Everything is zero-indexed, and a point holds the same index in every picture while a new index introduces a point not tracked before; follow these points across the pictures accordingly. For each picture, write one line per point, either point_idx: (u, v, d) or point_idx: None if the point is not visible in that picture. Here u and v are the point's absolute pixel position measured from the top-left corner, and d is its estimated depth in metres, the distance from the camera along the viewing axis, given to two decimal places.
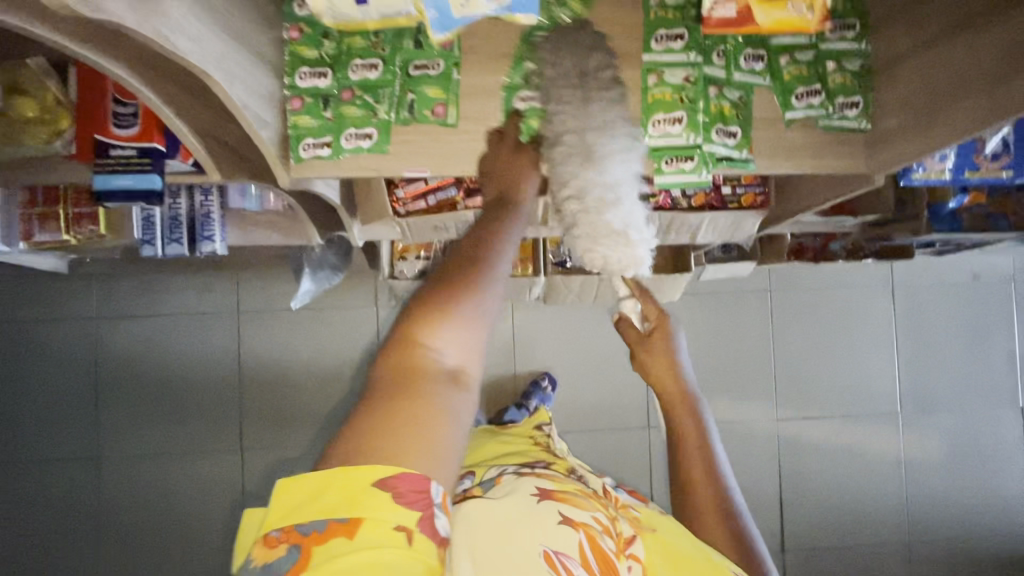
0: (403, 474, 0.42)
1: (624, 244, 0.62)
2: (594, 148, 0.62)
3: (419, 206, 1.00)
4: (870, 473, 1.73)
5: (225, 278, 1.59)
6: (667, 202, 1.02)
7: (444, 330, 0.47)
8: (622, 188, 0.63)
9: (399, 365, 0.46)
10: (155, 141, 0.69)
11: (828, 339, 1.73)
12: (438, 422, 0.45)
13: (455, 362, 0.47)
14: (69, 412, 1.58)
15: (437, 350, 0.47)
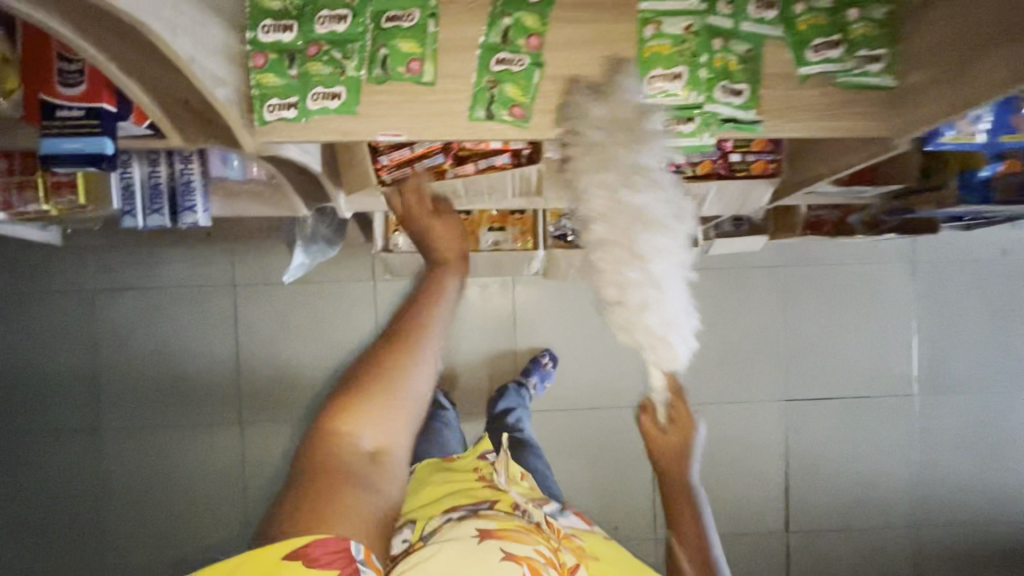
0: (312, 542, 0.56)
1: (663, 344, 0.63)
2: (645, 216, 0.61)
3: (404, 174, 0.92)
4: (880, 454, 1.68)
5: (220, 250, 1.57)
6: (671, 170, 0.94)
7: (366, 423, 0.64)
8: (665, 285, 0.62)
9: (328, 453, 0.63)
10: (104, 102, 0.68)
11: (842, 317, 1.66)
12: (360, 495, 0.62)
13: (376, 445, 0.64)
14: (71, 383, 1.59)
15: (359, 437, 0.64)
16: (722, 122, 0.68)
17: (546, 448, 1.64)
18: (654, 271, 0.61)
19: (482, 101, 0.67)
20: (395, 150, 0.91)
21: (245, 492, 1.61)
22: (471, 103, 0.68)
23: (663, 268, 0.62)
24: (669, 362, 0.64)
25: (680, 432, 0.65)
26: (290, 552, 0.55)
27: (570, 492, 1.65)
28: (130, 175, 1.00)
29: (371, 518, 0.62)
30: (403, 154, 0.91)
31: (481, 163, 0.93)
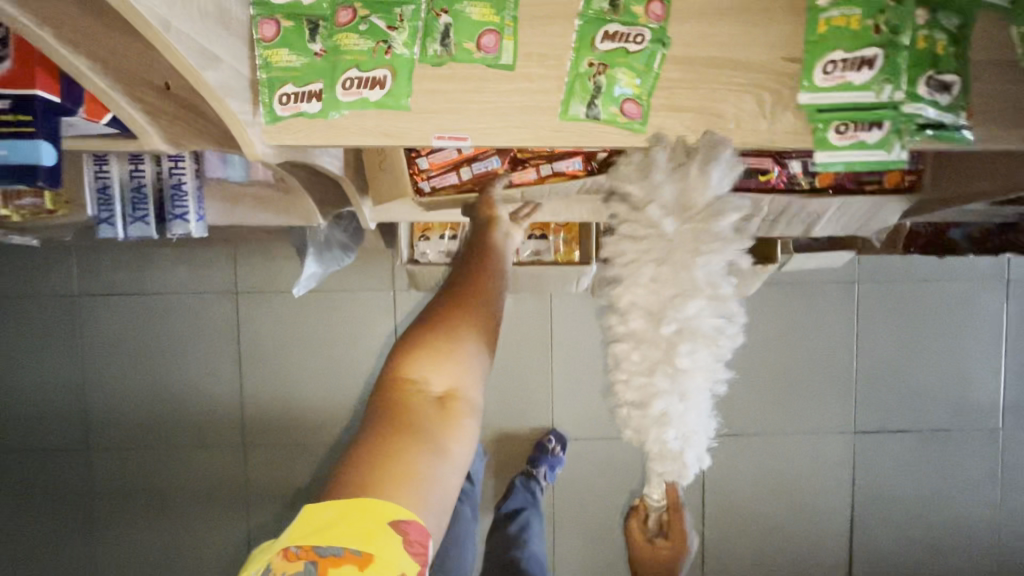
0: (412, 523, 0.42)
1: (672, 459, 0.48)
2: (691, 327, 0.47)
3: (449, 181, 0.78)
4: (959, 495, 1.49)
5: (221, 253, 1.39)
6: (784, 182, 0.76)
7: (434, 364, 0.47)
8: (694, 399, 0.48)
9: (391, 393, 0.47)
10: (38, 88, 0.52)
11: (920, 340, 1.47)
12: (431, 458, 0.44)
13: (446, 391, 0.47)
14: (54, 399, 1.43)
15: (426, 381, 0.47)
16: (920, 129, 0.48)
17: (584, 481, 1.46)
18: (687, 383, 0.47)
19: (584, 93, 0.48)
20: (440, 154, 0.77)
21: (247, 522, 1.45)
22: (564, 97, 0.48)
23: (698, 381, 0.48)
24: (677, 477, 0.49)
25: (673, 549, 0.48)
26: (388, 519, 0.42)
27: (609, 531, 1.48)
28: (107, 175, 0.82)
29: (446, 494, 0.45)
30: (450, 158, 0.77)
31: (546, 169, 0.74)
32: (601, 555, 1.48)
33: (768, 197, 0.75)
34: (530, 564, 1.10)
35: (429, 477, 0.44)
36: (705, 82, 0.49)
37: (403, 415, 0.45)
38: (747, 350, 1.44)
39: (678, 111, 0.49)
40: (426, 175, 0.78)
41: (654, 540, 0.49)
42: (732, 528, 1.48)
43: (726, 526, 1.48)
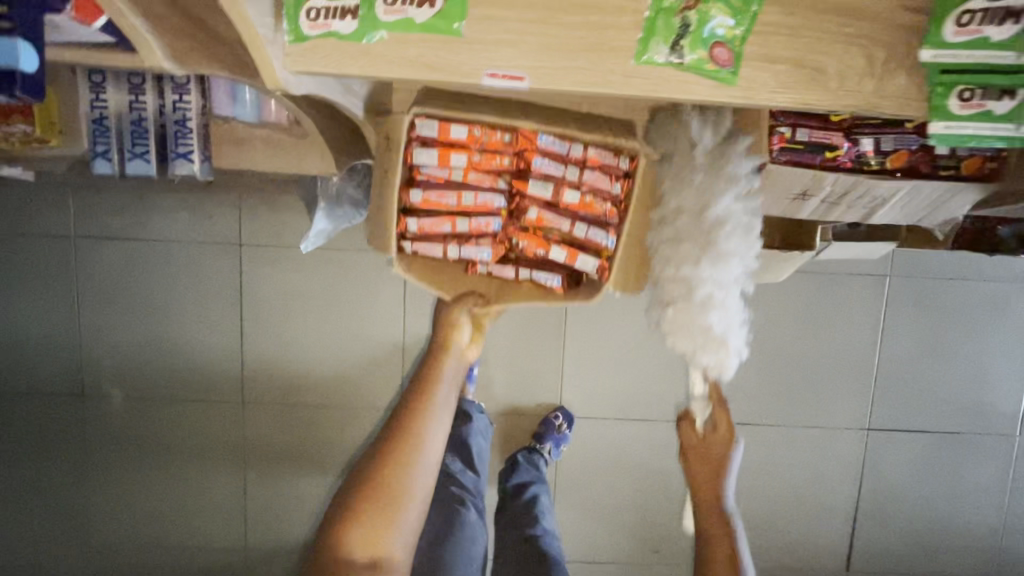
0: None
1: (718, 346, 0.67)
2: (724, 219, 0.64)
3: (431, 254, 0.77)
4: (968, 500, 1.47)
5: (225, 203, 1.32)
6: (851, 161, 0.69)
7: (358, 528, 0.69)
8: (731, 290, 0.66)
9: (331, 553, 0.69)
10: None
11: (947, 342, 1.41)
12: None
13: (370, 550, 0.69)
14: (47, 343, 1.38)
15: (352, 545, 0.69)
16: None
17: (588, 460, 1.44)
18: (725, 271, 0.64)
19: (667, 35, 0.43)
20: (429, 221, 0.75)
21: (244, 480, 1.43)
22: (643, 37, 0.43)
23: (734, 269, 0.65)
24: (720, 370, 0.68)
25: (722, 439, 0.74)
26: None
27: (609, 511, 1.46)
28: (105, 104, 0.75)
29: None
30: (440, 233, 0.75)
31: (525, 272, 0.78)
32: (599, 534, 1.47)
33: (831, 177, 0.68)
34: (551, 545, 1.08)
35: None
36: (782, 30, 0.44)
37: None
38: (767, 339, 1.39)
39: (751, 61, 0.44)
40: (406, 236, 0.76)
41: (703, 434, 0.75)
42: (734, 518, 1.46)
43: None
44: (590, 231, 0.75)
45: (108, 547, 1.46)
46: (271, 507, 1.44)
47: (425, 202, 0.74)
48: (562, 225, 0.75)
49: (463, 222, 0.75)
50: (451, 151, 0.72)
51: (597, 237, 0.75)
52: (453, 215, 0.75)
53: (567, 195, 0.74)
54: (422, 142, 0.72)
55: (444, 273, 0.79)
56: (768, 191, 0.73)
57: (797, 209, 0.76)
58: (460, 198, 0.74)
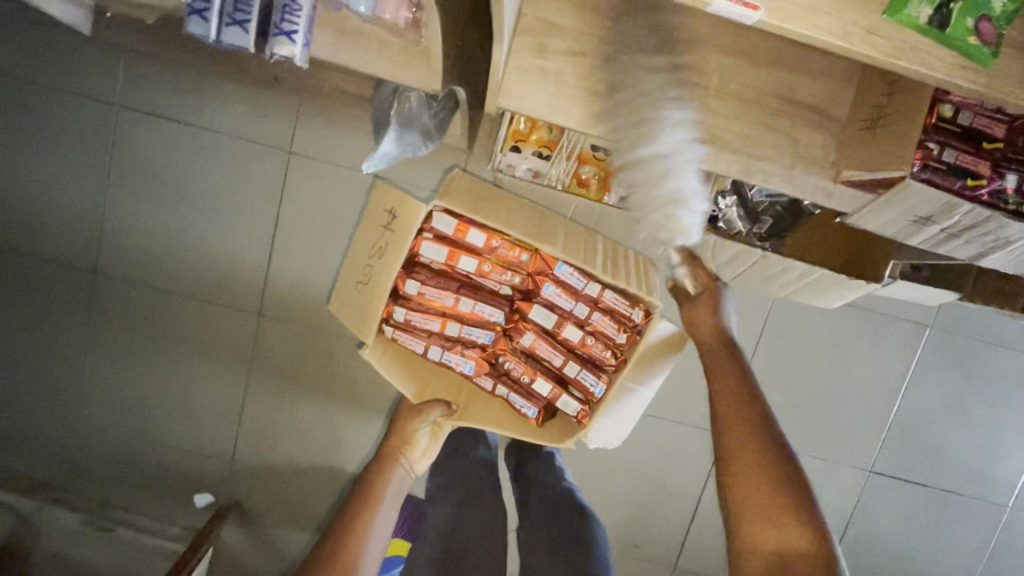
0: None
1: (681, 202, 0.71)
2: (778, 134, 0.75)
3: (411, 343, 0.95)
4: (946, 559, 1.49)
5: (284, 103, 1.25)
6: (990, 195, 0.65)
7: None
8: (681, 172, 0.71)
9: None
10: None
11: (968, 404, 1.41)
12: None
13: None
14: (67, 211, 1.31)
15: None
16: None
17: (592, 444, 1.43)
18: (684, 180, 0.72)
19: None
20: (420, 314, 0.93)
21: (242, 392, 1.39)
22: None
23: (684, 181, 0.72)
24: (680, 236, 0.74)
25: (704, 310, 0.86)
26: None
27: (600, 497, 1.46)
28: None
29: None
30: (427, 327, 0.94)
31: (507, 389, 0.97)
32: None
33: (967, 207, 0.65)
34: (580, 497, 1.08)
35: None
36: None
37: None
38: (796, 363, 1.38)
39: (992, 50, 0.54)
40: (391, 322, 0.94)
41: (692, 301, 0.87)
42: (722, 529, 1.47)
43: (714, 525, 1.47)
44: (581, 372, 0.95)
45: (91, 431, 1.42)
46: (265, 424, 1.41)
47: (422, 296, 0.92)
48: (550, 357, 0.95)
49: (454, 325, 0.94)
50: (461, 250, 0.89)
51: (588, 382, 0.94)
52: (445, 316, 0.93)
53: (566, 331, 0.93)
54: (437, 236, 0.89)
55: (421, 368, 0.99)
56: (890, 207, 0.71)
57: (913, 233, 0.73)
58: (457, 303, 0.92)
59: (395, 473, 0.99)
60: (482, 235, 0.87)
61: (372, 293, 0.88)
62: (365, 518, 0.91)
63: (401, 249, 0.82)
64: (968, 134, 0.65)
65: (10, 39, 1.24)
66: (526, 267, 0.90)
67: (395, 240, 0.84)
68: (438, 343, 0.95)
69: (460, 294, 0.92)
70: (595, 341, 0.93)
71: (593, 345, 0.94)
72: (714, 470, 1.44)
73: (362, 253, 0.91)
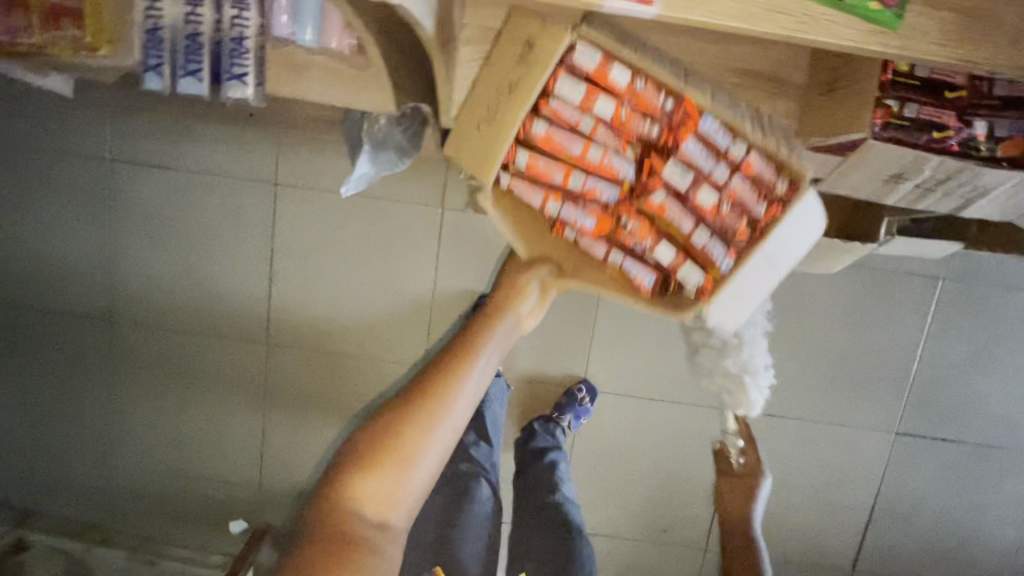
0: None
1: None
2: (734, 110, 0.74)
3: (528, 197, 0.76)
4: (991, 514, 1.44)
5: (263, 137, 1.28)
6: (960, 144, 0.63)
7: (368, 486, 0.66)
8: None
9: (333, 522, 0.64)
10: None
11: (995, 352, 1.36)
12: None
13: (377, 518, 0.65)
14: (76, 266, 1.37)
15: (361, 509, 0.65)
16: None
17: (607, 436, 1.43)
18: None
19: None
20: (540, 160, 0.73)
21: (263, 420, 1.44)
22: None
23: None
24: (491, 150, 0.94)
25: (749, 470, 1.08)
26: None
27: (621, 487, 1.45)
28: (159, 14, 0.70)
29: None
30: (547, 177, 0.73)
31: (620, 255, 0.77)
32: (610, 508, 1.47)
33: (936, 159, 0.63)
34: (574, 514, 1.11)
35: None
36: None
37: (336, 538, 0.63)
38: (806, 331, 1.35)
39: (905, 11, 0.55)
40: (510, 168, 0.74)
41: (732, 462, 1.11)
42: None
43: None
44: (710, 243, 0.72)
45: (128, 470, 1.49)
46: (287, 448, 1.45)
47: (547, 139, 0.72)
48: (678, 215, 0.73)
49: (578, 177, 0.73)
50: (600, 92, 0.69)
51: (717, 254, 0.72)
52: (569, 165, 0.73)
53: (705, 195, 0.71)
54: (572, 72, 0.69)
55: (530, 230, 0.80)
56: (859, 169, 0.68)
57: (886, 192, 0.71)
58: (585, 149, 0.72)
59: (499, 326, 0.84)
60: (627, 73, 0.68)
61: (499, 128, 0.68)
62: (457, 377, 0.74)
63: (537, 82, 0.66)
64: (926, 85, 0.63)
65: (4, 110, 1.30)
66: (667, 117, 0.70)
67: (527, 78, 0.67)
68: (557, 198, 0.75)
69: (591, 144, 0.71)
70: (732, 209, 0.71)
71: (729, 214, 0.72)
72: None
73: (479, 101, 0.72)
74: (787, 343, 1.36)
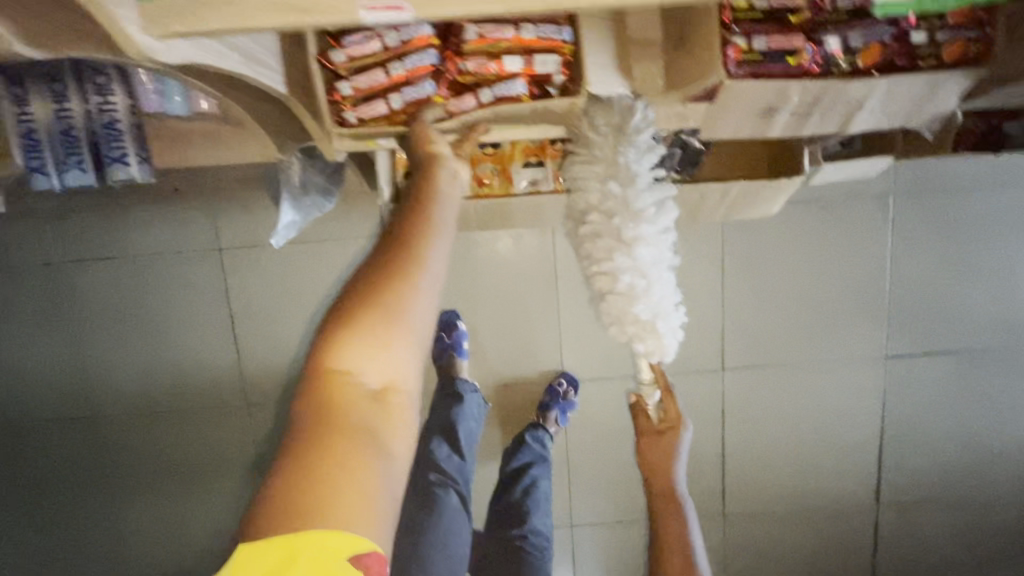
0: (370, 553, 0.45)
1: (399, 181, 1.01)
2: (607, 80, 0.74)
3: (377, 115, 0.64)
4: (1001, 418, 1.41)
5: (197, 208, 1.30)
6: (817, 64, 0.62)
7: (352, 359, 0.49)
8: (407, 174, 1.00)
9: (320, 407, 0.48)
10: None
11: (968, 257, 1.33)
12: (369, 490, 0.46)
13: (377, 385, 0.49)
14: (50, 371, 1.40)
15: (353, 380, 0.49)
16: None
17: (600, 424, 1.42)
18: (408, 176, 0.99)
19: None
20: (357, 79, 0.63)
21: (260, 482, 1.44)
22: None
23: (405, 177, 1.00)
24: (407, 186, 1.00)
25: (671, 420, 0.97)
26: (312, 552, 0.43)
27: (626, 470, 1.44)
28: (31, 118, 0.71)
29: (387, 483, 0.47)
30: (375, 82, 0.63)
31: (487, 95, 0.64)
32: (619, 492, 1.45)
33: (796, 86, 0.62)
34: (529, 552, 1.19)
35: (377, 480, 0.47)
36: None
37: (331, 428, 0.47)
38: (771, 276, 1.34)
39: None
40: (347, 107, 0.64)
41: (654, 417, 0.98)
42: (757, 461, 1.43)
43: (747, 460, 1.43)
44: (540, 28, 0.62)
45: (145, 558, 1.50)
46: None
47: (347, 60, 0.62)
48: (501, 30, 0.62)
49: (399, 63, 0.62)
50: None
51: (552, 35, 0.62)
52: (383, 63, 0.62)
53: None
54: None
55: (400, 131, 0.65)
56: (730, 110, 0.67)
57: (766, 126, 0.70)
58: (380, 38, 0.61)
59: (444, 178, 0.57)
60: None
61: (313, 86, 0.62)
62: (417, 227, 0.52)
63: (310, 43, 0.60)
64: (768, 16, 0.62)
65: None
66: None
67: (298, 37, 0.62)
68: (401, 94, 0.63)
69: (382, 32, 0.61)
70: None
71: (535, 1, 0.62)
72: (728, 408, 1.41)
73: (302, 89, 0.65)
74: (754, 292, 1.34)
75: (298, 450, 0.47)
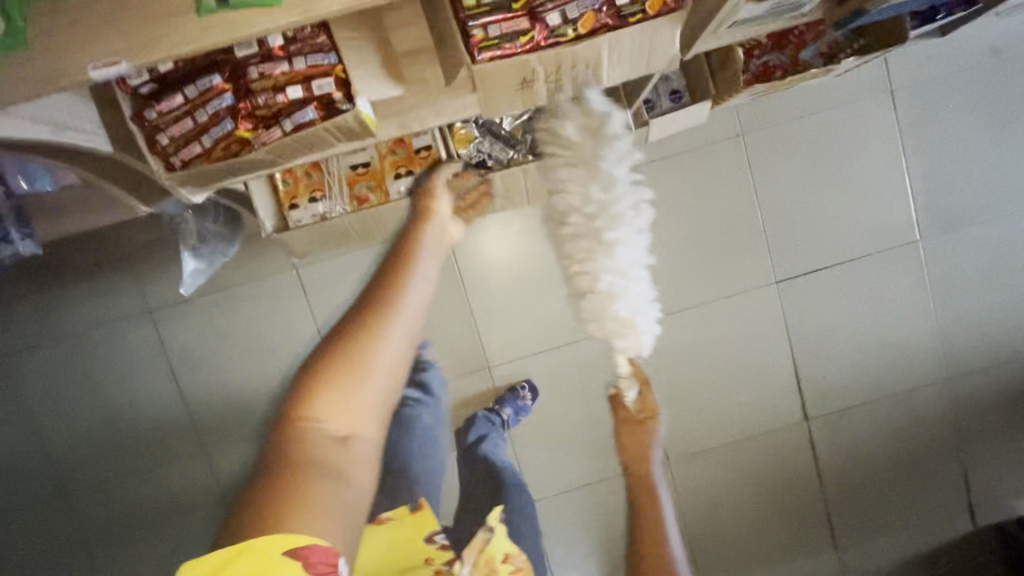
0: (312, 550, 0.54)
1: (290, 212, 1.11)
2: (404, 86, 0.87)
3: (196, 157, 0.76)
4: (899, 314, 1.52)
5: (122, 278, 1.42)
6: (545, 37, 0.74)
7: (324, 407, 0.59)
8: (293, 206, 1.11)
9: (292, 445, 0.58)
10: None
11: (825, 176, 1.46)
12: (326, 516, 0.56)
13: (342, 430, 0.59)
14: (15, 457, 1.48)
15: (322, 423, 0.59)
16: None
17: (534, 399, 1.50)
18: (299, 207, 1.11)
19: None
20: (171, 128, 0.74)
21: None
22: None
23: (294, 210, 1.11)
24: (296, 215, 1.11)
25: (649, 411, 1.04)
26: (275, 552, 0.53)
27: (569, 437, 1.52)
28: None
29: (343, 507, 0.57)
30: (186, 128, 0.74)
31: (286, 123, 0.74)
32: (568, 459, 1.53)
33: (533, 58, 0.75)
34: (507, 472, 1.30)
35: (329, 505, 0.56)
36: None
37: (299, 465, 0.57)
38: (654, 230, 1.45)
39: None
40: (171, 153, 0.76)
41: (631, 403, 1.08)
42: (686, 403, 1.52)
43: (677, 404, 1.52)
44: (309, 57, 0.72)
45: None
46: None
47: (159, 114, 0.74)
48: (279, 67, 0.72)
49: (202, 109, 0.74)
50: None
51: (321, 61, 0.72)
52: (189, 112, 0.74)
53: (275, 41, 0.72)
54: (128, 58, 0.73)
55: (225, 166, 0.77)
56: (495, 90, 0.80)
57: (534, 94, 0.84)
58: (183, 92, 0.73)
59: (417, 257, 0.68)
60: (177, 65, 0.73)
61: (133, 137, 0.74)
62: (386, 296, 0.62)
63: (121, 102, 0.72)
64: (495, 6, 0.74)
65: None
66: None
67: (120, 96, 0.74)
68: (212, 135, 0.75)
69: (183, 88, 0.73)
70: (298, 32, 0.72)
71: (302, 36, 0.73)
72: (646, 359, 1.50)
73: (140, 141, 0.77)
74: None
75: (266, 479, 0.57)
